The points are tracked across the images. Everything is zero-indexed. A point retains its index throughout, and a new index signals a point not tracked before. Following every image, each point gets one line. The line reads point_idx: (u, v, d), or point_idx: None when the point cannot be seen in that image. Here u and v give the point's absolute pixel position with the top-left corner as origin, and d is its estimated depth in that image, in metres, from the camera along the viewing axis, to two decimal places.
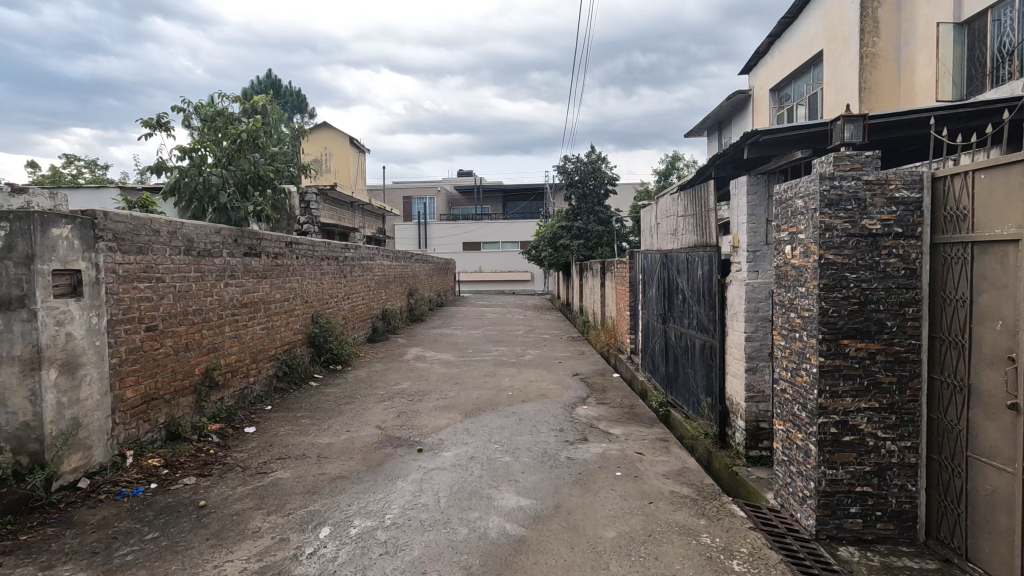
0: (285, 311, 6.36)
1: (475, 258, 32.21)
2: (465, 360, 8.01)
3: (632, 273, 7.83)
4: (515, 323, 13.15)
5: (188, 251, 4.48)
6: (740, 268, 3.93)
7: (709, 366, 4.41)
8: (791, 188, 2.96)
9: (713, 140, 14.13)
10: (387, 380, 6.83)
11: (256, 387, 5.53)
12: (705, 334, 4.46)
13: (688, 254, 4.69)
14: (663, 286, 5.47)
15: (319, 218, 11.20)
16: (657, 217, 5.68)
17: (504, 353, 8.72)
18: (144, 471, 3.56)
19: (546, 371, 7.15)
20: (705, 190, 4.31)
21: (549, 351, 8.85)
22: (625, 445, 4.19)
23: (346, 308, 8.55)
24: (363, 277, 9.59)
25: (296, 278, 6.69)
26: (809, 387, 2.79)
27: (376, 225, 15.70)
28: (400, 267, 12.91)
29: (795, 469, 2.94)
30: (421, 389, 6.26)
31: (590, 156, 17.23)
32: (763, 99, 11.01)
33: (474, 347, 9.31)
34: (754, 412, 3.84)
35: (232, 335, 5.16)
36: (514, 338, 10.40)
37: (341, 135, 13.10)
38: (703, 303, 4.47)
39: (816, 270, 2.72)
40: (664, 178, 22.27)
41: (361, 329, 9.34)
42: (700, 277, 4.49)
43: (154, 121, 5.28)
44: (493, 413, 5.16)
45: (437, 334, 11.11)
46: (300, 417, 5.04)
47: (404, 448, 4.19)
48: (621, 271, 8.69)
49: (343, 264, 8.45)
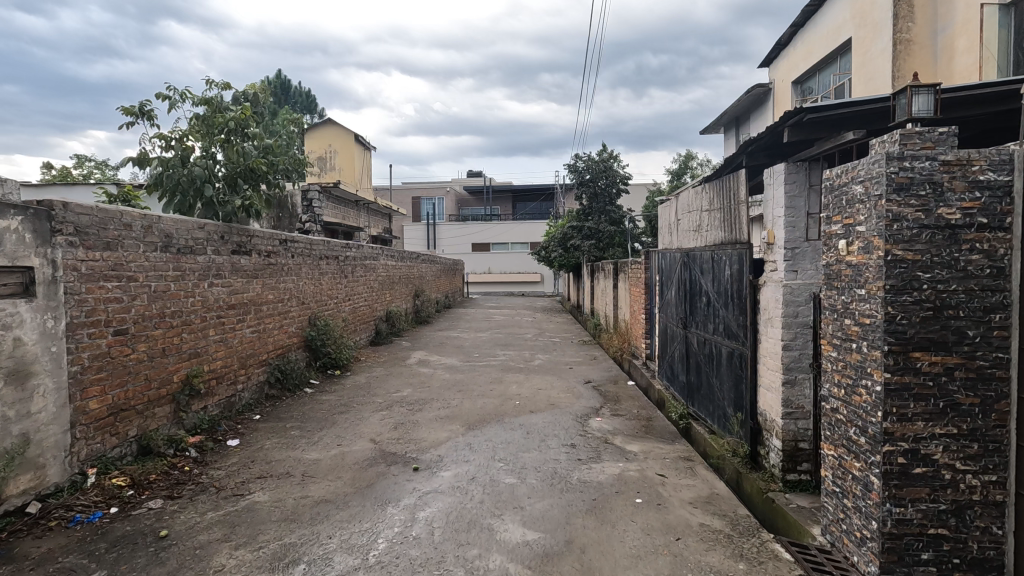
0: (279, 313, 5.99)
1: (484, 259, 31.84)
2: (470, 365, 7.60)
3: (648, 274, 7.37)
4: (524, 326, 12.72)
5: (167, 247, 4.11)
6: (777, 267, 3.48)
7: (738, 377, 3.96)
8: (846, 172, 2.52)
9: (730, 137, 13.62)
10: (386, 386, 6.43)
11: (244, 394, 5.17)
12: (733, 341, 4.01)
13: (714, 252, 4.25)
14: (684, 287, 5.03)
15: (322, 217, 10.86)
16: (678, 213, 5.25)
17: (512, 357, 8.31)
18: (104, 493, 3.18)
19: (555, 378, 6.72)
20: (734, 180, 3.88)
21: (559, 356, 8.41)
22: (644, 465, 3.75)
23: (347, 310, 8.18)
24: (366, 277, 9.22)
25: (291, 277, 6.32)
26: (870, 408, 2.34)
27: (382, 224, 15.36)
28: (406, 268, 12.55)
29: (850, 503, 2.50)
30: (422, 397, 5.85)
31: (601, 154, 16.77)
32: (785, 93, 10.50)
33: (481, 351, 8.89)
34: (793, 430, 3.39)
35: (218, 340, 4.78)
36: (522, 342, 9.97)
37: (345, 131, 12.76)
38: (731, 306, 4.03)
39: (880, 269, 2.27)
40: (677, 177, 21.72)
41: (363, 332, 8.97)
42: (728, 278, 4.04)
43: (137, 109, 4.91)
44: (498, 425, 4.74)
45: (443, 337, 10.72)
46: (289, 429, 4.65)
47: (398, 466, 3.78)
48: (635, 272, 8.24)
49: (344, 264, 8.07)
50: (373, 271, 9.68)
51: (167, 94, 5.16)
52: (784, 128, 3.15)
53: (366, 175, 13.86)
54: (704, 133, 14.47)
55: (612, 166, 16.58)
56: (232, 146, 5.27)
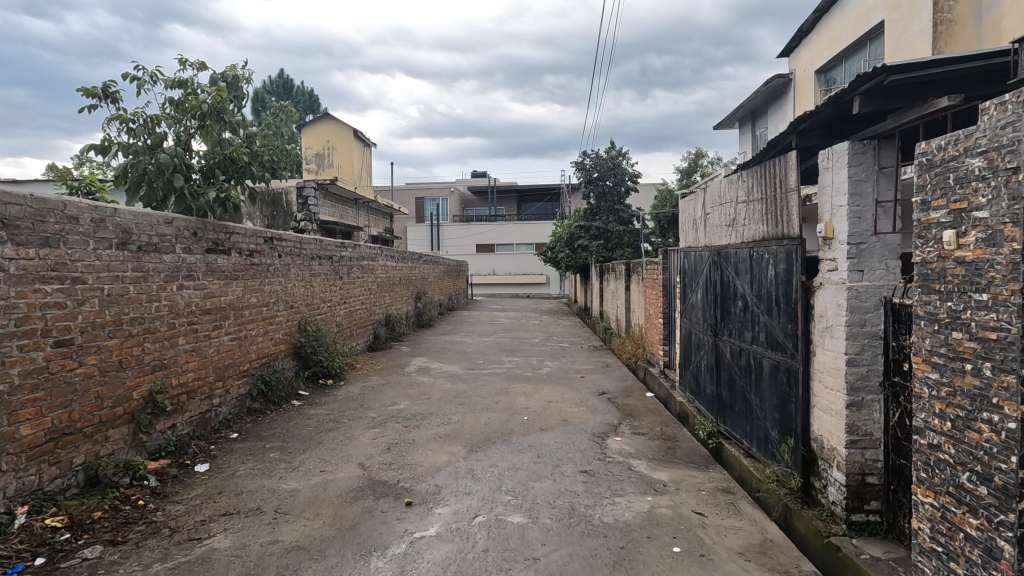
0: (264, 318, 5.45)
1: (488, 260, 31.29)
2: (474, 374, 7.04)
3: (666, 274, 6.80)
4: (529, 329, 12.17)
5: (125, 245, 3.58)
6: (837, 266, 2.93)
7: (786, 396, 3.40)
8: (954, 143, 1.96)
9: (745, 132, 13.03)
10: (382, 397, 5.89)
11: (221, 410, 4.63)
12: (779, 353, 3.45)
13: (755, 249, 3.70)
14: (714, 290, 4.47)
15: (318, 215, 10.33)
16: (706, 206, 4.68)
17: (518, 364, 7.75)
18: (32, 539, 2.65)
19: (566, 389, 6.16)
20: (781, 164, 3.33)
21: (568, 363, 7.85)
22: (678, 500, 3.19)
23: (342, 313, 7.65)
24: (363, 279, 8.68)
25: (277, 278, 5.78)
26: (997, 451, 1.78)
27: (383, 224, 14.84)
28: (407, 269, 12.01)
29: (963, 570, 1.93)
30: (420, 411, 5.30)
31: (609, 151, 16.22)
32: (807, 83, 9.93)
33: (485, 357, 8.32)
34: (858, 462, 2.83)
35: (189, 349, 4.24)
36: (529, 347, 9.40)
37: (342, 125, 12.22)
38: (775, 313, 3.46)
39: (1014, 267, 1.71)
40: (686, 176, 21.12)
41: (360, 337, 8.42)
42: (773, 279, 3.48)
43: (99, 90, 4.38)
44: (505, 446, 4.18)
45: (445, 342, 10.16)
46: (268, 450, 4.11)
47: (388, 500, 3.23)
48: (650, 273, 7.67)
49: (338, 264, 7.54)
50: (370, 273, 9.14)
51: (134, 74, 4.64)
52: (854, 97, 2.62)
53: (366, 172, 13.33)
54: (717, 128, 13.90)
55: (621, 163, 16.04)
56: (208, 133, 4.79)
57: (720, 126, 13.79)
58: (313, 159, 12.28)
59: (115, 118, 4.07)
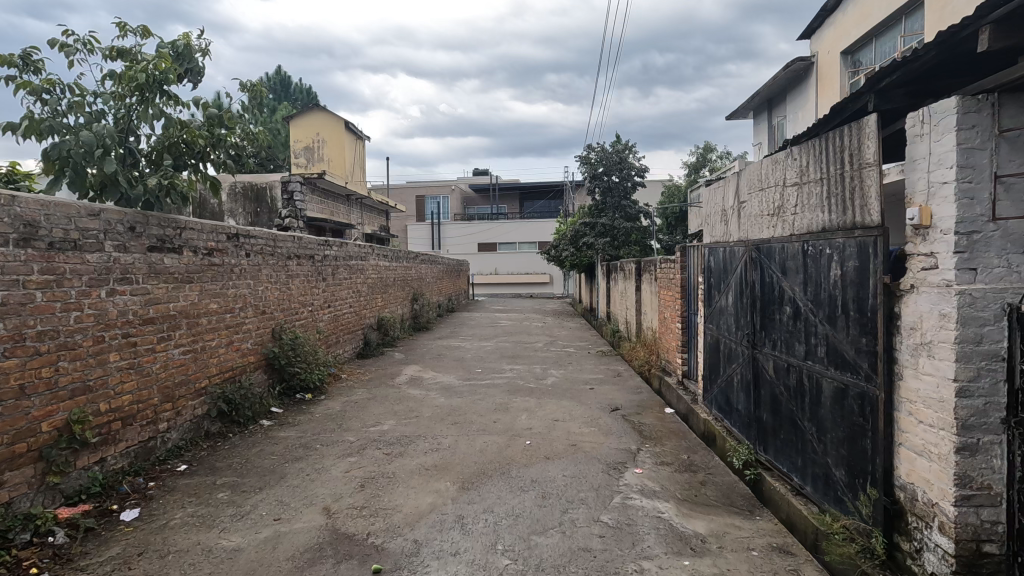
0: (227, 327, 4.74)
1: (490, 259, 30.58)
2: (470, 385, 6.32)
3: (686, 274, 6.08)
4: (533, 332, 11.43)
5: (28, 242, 2.89)
6: (938, 263, 2.20)
7: (857, 430, 2.66)
8: None
9: (761, 122, 12.30)
10: (365, 414, 5.18)
11: (168, 437, 3.93)
12: (846, 374, 2.72)
13: (812, 242, 2.97)
14: (753, 294, 3.74)
15: (305, 212, 9.63)
16: (739, 194, 3.95)
17: (520, 374, 7.03)
18: None
19: (573, 404, 5.44)
20: (851, 134, 2.60)
21: (574, 372, 7.13)
22: (724, 566, 2.47)
23: (325, 319, 6.94)
24: (350, 280, 7.98)
25: (245, 280, 5.06)
26: None
27: (377, 223, 14.13)
28: (402, 269, 11.31)
29: None
30: (406, 433, 4.58)
31: (615, 145, 15.51)
32: (830, 67, 9.18)
33: (484, 366, 7.61)
34: (972, 526, 2.11)
35: (124, 368, 3.54)
36: (532, 353, 8.67)
37: (334, 118, 11.52)
38: (842, 323, 2.74)
39: None
40: (694, 172, 20.34)
41: (347, 344, 7.72)
42: (840, 281, 2.74)
43: (17, 58, 3.68)
44: (503, 483, 3.46)
45: (442, 347, 9.44)
46: (217, 489, 3.41)
47: (350, 566, 2.52)
48: (665, 273, 6.96)
49: (320, 265, 6.83)
50: (359, 274, 8.44)
51: (63, 41, 3.93)
52: (978, 30, 1.89)
53: (359, 167, 12.66)
54: (730, 118, 13.17)
55: (628, 158, 15.35)
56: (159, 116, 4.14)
57: (732, 117, 13.05)
58: (302, 153, 11.57)
59: (26, 88, 3.35)
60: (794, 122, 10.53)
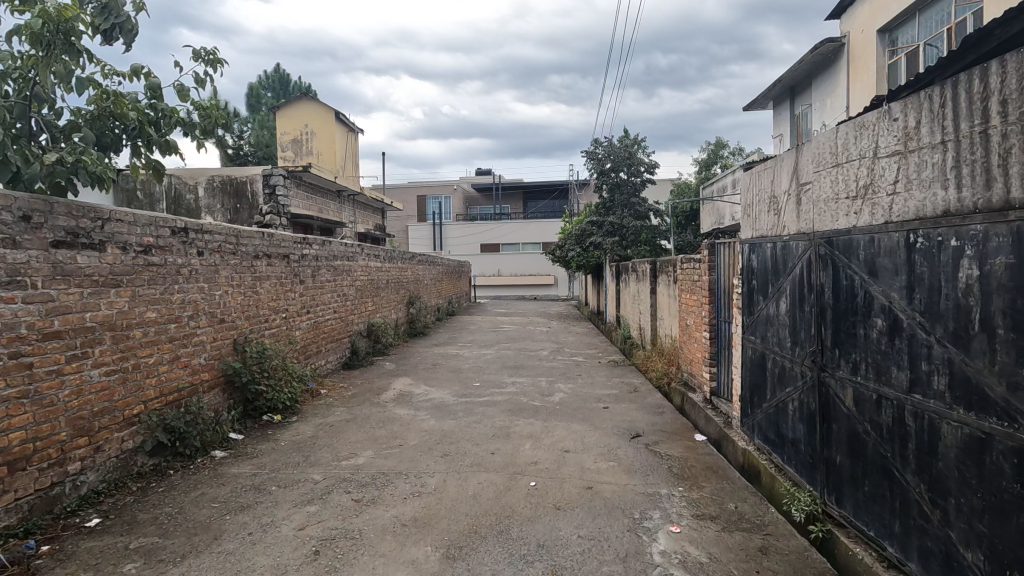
0: (170, 339, 3.95)
1: (493, 260, 29.77)
2: (466, 403, 5.51)
3: (715, 274, 5.30)
4: (538, 339, 10.61)
5: None
6: None
7: (1006, 501, 1.84)
8: None
9: (782, 111, 11.44)
10: (340, 442, 4.37)
11: (81, 480, 3.14)
12: (988, 420, 1.90)
13: (925, 231, 2.16)
14: (820, 300, 2.93)
15: (288, 208, 8.89)
16: (799, 174, 3.13)
17: (523, 388, 6.21)
18: None
19: (586, 428, 4.62)
20: (1001, 71, 1.78)
21: (585, 386, 6.30)
22: None
23: (303, 326, 6.15)
24: (334, 283, 7.18)
25: (196, 283, 4.26)
26: None
27: (372, 221, 13.36)
28: (397, 270, 10.52)
29: None
30: (384, 469, 3.77)
31: (623, 140, 14.73)
32: (863, 48, 8.33)
33: (483, 379, 6.79)
34: None
35: (14, 398, 2.75)
36: (536, 363, 7.85)
37: (321, 107, 10.74)
38: (980, 347, 1.92)
39: None
40: (705, 169, 19.50)
41: (330, 353, 6.93)
42: (976, 285, 1.92)
43: None
44: (499, 549, 2.65)
45: (438, 356, 8.62)
46: (127, 558, 2.62)
47: None
48: (687, 274, 6.16)
49: (297, 265, 6.04)
50: (346, 275, 7.64)
51: None
52: None
53: (352, 162, 11.87)
54: (747, 110, 12.34)
55: (637, 153, 14.55)
56: (79, 87, 3.40)
57: (750, 107, 12.21)
58: (289, 146, 10.79)
59: None
60: (821, 111, 9.70)
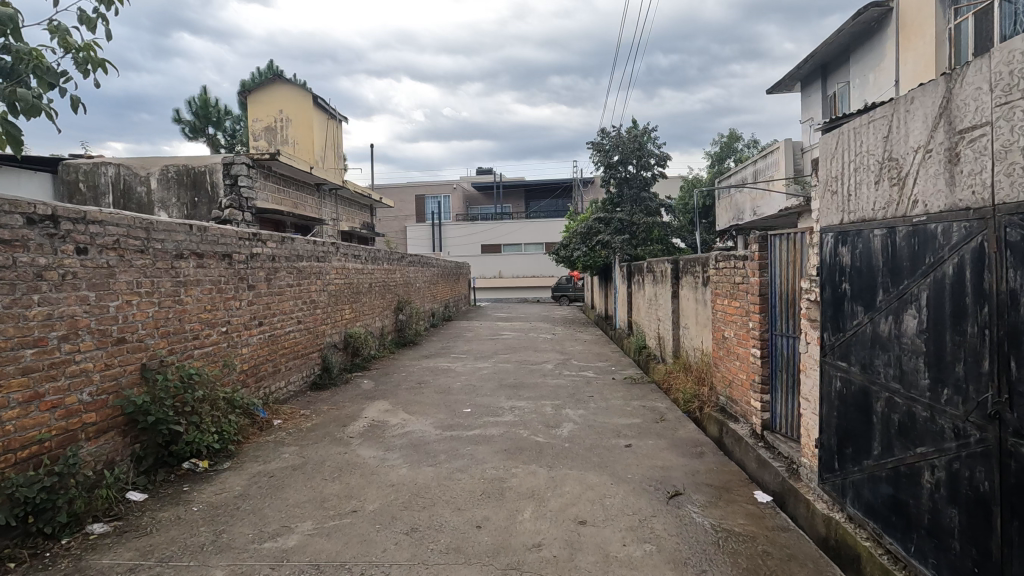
0: (24, 371, 2.80)
1: (494, 261, 28.68)
2: (451, 441, 4.35)
3: (768, 275, 4.16)
4: (541, 348, 9.44)
5: None
6: None
7: None
8: None
9: (812, 92, 10.25)
10: (273, 506, 3.21)
11: None
12: None
13: None
14: (1006, 315, 1.78)
15: (253, 202, 7.77)
16: (957, 118, 1.99)
17: (523, 416, 5.05)
18: None
19: (607, 483, 3.45)
20: None
21: (598, 413, 5.12)
22: None
23: (252, 341, 5.01)
24: (298, 288, 6.03)
25: (74, 291, 3.12)
26: None
27: (360, 219, 12.25)
28: (383, 272, 9.38)
29: None
30: (322, 558, 2.62)
31: (632, 130, 13.59)
32: (918, 13, 7.14)
33: (474, 403, 5.62)
34: None
35: None
36: (540, 380, 6.67)
37: (296, 91, 9.63)
38: None
39: None
40: (718, 163, 18.33)
41: (291, 373, 5.78)
42: None
43: None
44: None
45: (427, 371, 7.47)
46: None
47: None
48: (723, 275, 5.02)
49: (243, 267, 4.90)
50: (315, 279, 6.50)
51: None
52: None
53: (333, 152, 10.73)
54: (771, 93, 11.13)
55: (647, 144, 13.42)
56: None
57: (774, 90, 11.03)
58: (262, 134, 9.71)
59: None
60: (862, 87, 8.56)
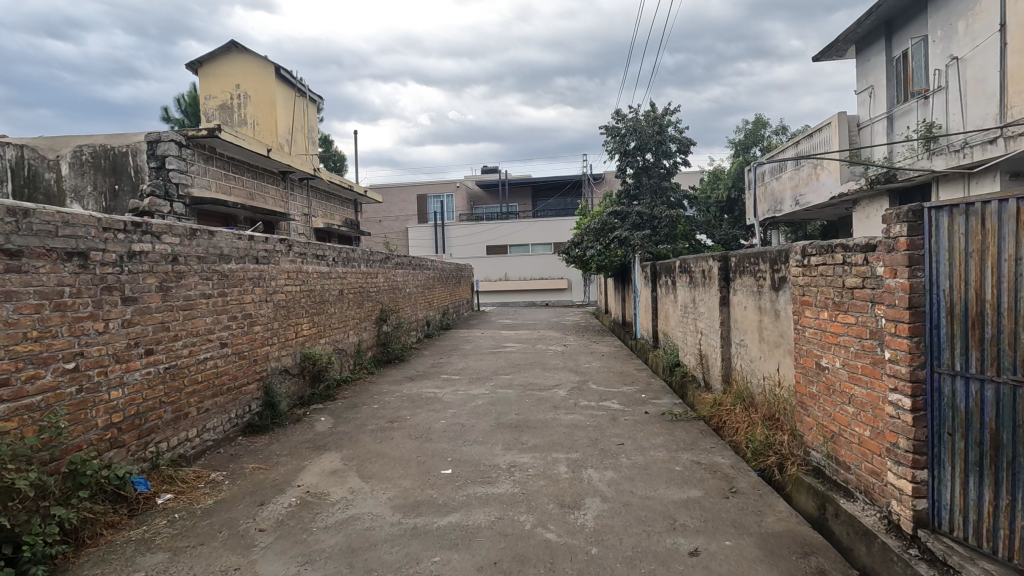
0: None
1: (500, 263, 27.04)
2: (410, 544, 2.74)
3: (922, 275, 2.53)
4: (551, 366, 7.82)
5: None
6: None
7: None
8: None
9: (873, 53, 8.59)
10: None
11: None
12: None
13: None
14: None
15: (185, 190, 6.25)
16: None
17: (525, 487, 3.43)
18: None
19: None
20: None
21: (636, 480, 3.50)
22: None
23: (131, 378, 3.44)
24: (221, 297, 4.47)
25: None
26: None
27: (341, 216, 10.69)
28: (359, 276, 7.82)
29: None
30: None
31: (649, 111, 11.98)
32: None
33: (458, 459, 3.99)
34: None
35: None
36: (550, 417, 5.05)
37: (253, 61, 8.07)
38: None
39: None
40: (744, 150, 16.68)
41: (209, 418, 4.21)
42: None
43: None
44: None
45: (406, 402, 5.87)
46: None
47: None
48: (818, 274, 3.41)
49: (111, 270, 3.33)
50: (251, 286, 4.93)
51: None
52: None
53: (302, 137, 9.21)
54: (818, 59, 9.45)
55: (667, 127, 11.81)
56: None
57: (822, 56, 9.37)
58: (217, 114, 8.27)
59: None
60: (949, 39, 6.92)
